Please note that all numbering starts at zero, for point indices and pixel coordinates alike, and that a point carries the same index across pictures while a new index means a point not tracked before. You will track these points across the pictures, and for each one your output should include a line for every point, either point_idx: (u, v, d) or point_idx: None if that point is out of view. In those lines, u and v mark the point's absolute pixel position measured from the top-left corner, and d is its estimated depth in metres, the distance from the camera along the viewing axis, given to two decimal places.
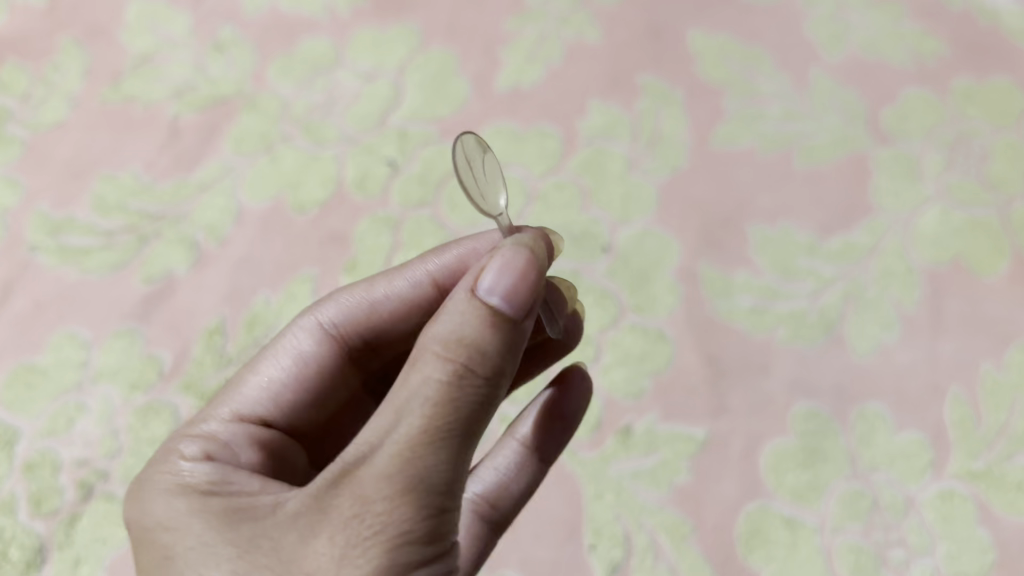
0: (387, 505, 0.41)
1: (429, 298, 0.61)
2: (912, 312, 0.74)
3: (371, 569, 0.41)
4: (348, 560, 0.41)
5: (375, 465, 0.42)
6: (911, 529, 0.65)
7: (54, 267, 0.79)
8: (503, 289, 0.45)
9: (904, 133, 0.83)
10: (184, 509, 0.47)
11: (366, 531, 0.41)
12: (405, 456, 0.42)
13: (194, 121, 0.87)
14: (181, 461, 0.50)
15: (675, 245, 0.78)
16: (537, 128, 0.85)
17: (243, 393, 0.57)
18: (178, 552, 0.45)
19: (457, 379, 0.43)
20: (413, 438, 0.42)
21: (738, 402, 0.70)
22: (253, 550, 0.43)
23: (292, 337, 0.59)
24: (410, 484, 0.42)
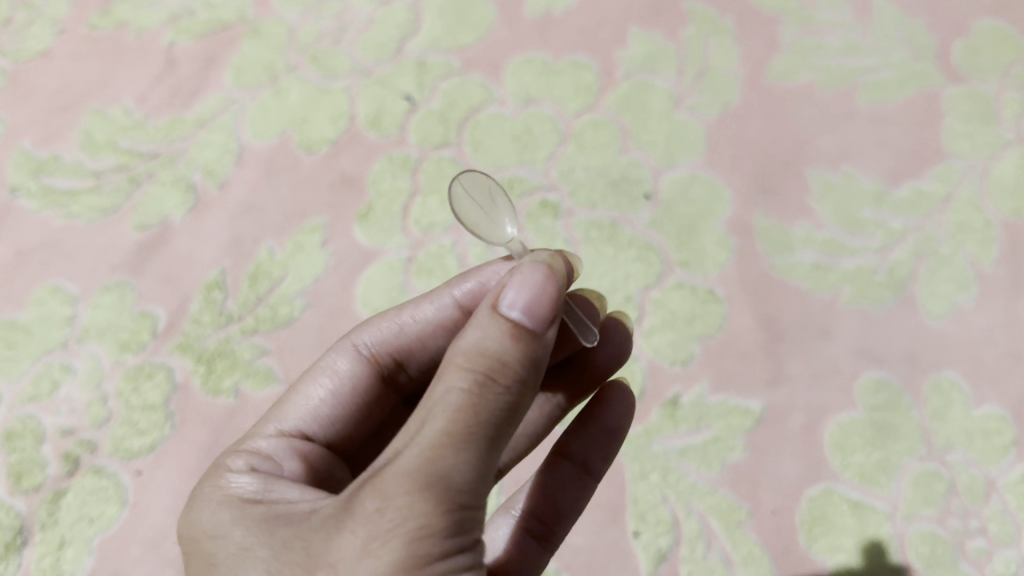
0: (408, 499, 0.34)
1: (459, 323, 0.53)
2: (990, 271, 0.65)
3: (390, 566, 0.34)
4: (370, 555, 0.34)
5: (399, 460, 0.35)
6: (992, 517, 0.58)
7: (37, 212, 0.71)
8: (524, 304, 0.39)
9: (979, 68, 0.73)
10: (218, 512, 0.41)
11: (388, 527, 0.34)
12: (430, 450, 0.35)
13: (191, 50, 0.78)
14: (227, 473, 0.44)
15: (725, 193, 0.70)
16: (571, 59, 0.76)
17: (283, 411, 0.50)
18: (219, 557, 0.39)
19: (481, 385, 0.36)
20: (438, 437, 0.35)
21: (798, 370, 0.63)
22: (284, 552, 0.36)
23: (330, 359, 0.52)
24: (435, 478, 0.34)
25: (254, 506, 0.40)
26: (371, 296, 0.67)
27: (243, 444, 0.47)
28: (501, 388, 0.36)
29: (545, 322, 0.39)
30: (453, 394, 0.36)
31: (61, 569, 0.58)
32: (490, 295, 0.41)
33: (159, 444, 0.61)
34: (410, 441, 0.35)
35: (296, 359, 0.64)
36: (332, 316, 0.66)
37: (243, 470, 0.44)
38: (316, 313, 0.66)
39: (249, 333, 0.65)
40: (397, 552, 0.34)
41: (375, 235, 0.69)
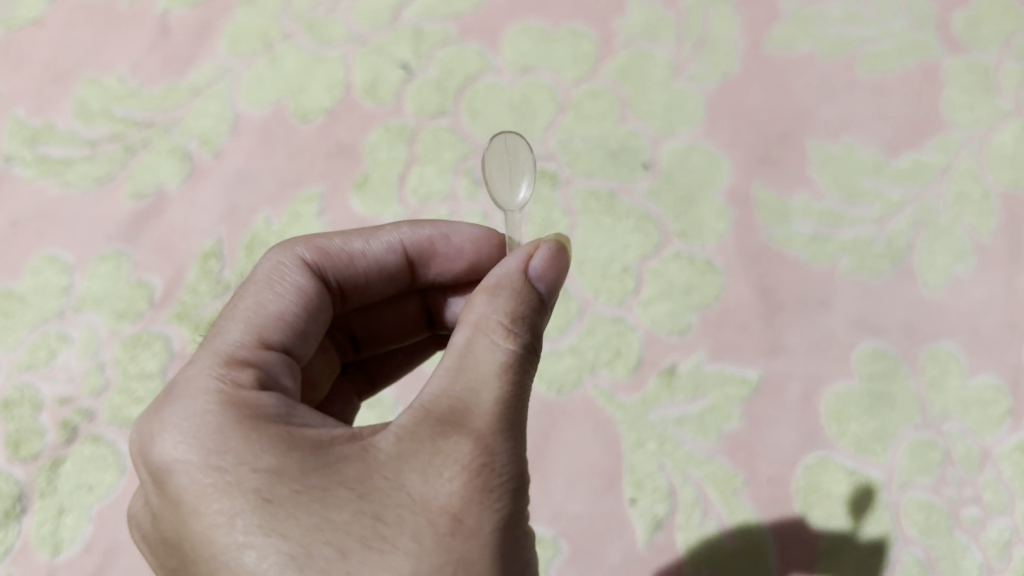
0: (507, 453, 0.36)
1: (400, 268, 0.54)
2: (988, 241, 0.65)
3: (501, 516, 0.35)
4: (485, 504, 0.35)
5: (487, 418, 0.36)
6: (987, 485, 0.58)
7: (32, 180, 0.71)
8: (553, 274, 0.42)
9: (979, 39, 0.73)
10: (252, 444, 0.37)
11: (494, 480, 0.35)
12: (511, 405, 0.37)
13: (186, 17, 0.77)
14: (228, 393, 0.39)
15: (724, 163, 0.69)
16: (569, 27, 0.76)
17: (235, 322, 0.45)
18: (274, 494, 0.35)
19: (533, 352, 0.39)
20: (515, 397, 0.37)
21: (796, 341, 0.63)
22: (371, 493, 0.35)
23: (281, 272, 0.47)
24: (517, 432, 0.37)
25: (281, 437, 0.37)
26: None
27: (214, 359, 0.42)
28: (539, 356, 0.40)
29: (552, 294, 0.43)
30: (516, 352, 0.38)
31: (60, 536, 0.58)
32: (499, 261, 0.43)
33: None
34: (486, 391, 0.37)
35: None
36: None
37: (242, 391, 0.40)
38: None
39: None
40: (507, 501, 0.35)
41: (372, 205, 0.69)
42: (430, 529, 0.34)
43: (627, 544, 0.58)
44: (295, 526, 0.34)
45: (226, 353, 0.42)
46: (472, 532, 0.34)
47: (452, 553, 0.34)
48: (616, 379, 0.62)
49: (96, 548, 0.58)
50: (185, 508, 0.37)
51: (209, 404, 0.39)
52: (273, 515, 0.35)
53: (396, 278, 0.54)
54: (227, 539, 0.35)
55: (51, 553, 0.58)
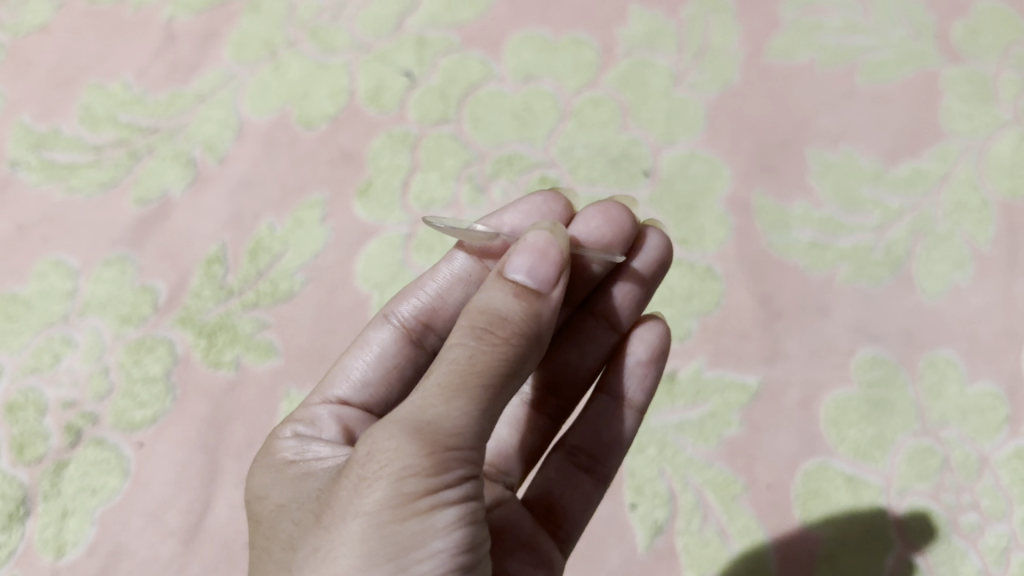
0: (394, 441, 0.36)
1: (477, 275, 0.53)
2: (986, 250, 0.66)
3: (378, 501, 0.36)
4: (362, 492, 0.36)
5: (398, 412, 0.38)
6: (985, 492, 0.58)
7: (38, 185, 0.71)
8: (527, 266, 0.40)
9: (978, 49, 0.73)
10: (272, 476, 0.44)
11: (376, 467, 0.36)
12: (425, 399, 0.37)
13: (191, 25, 0.78)
14: (277, 438, 0.47)
15: (724, 170, 0.70)
16: (571, 36, 0.76)
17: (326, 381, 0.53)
18: (263, 514, 0.42)
19: (471, 342, 0.38)
20: (430, 389, 0.37)
21: (795, 348, 0.63)
22: (309, 500, 0.40)
23: (364, 336, 0.54)
24: (424, 418, 0.37)
25: (291, 468, 0.43)
26: (370, 272, 0.67)
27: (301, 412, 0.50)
28: (491, 341, 0.38)
29: (546, 282, 0.40)
30: (448, 351, 0.38)
31: (63, 539, 0.58)
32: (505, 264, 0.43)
33: (160, 416, 0.62)
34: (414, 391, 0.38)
35: (296, 332, 0.65)
36: (332, 291, 0.66)
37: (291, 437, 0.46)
38: (316, 288, 0.66)
39: (249, 307, 0.65)
40: (381, 489, 0.36)
41: (374, 211, 0.69)
42: (321, 523, 0.38)
43: (627, 549, 0.58)
44: (263, 536, 0.41)
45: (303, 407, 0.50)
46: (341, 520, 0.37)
47: (325, 544, 0.37)
48: None
49: (99, 551, 0.58)
50: None
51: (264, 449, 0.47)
52: (256, 532, 0.42)
53: None
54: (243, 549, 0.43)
55: (54, 555, 0.58)
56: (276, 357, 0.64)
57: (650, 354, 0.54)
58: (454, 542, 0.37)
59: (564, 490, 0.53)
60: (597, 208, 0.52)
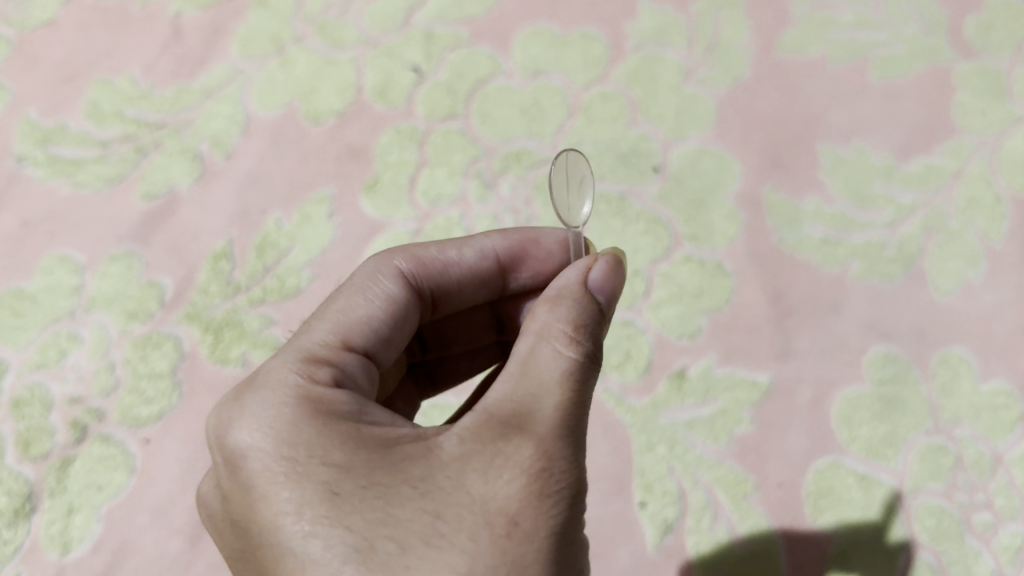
0: (566, 460, 0.37)
1: (489, 275, 0.53)
2: (1000, 246, 0.65)
3: (558, 523, 0.36)
4: (542, 509, 0.35)
5: (542, 420, 0.37)
6: (999, 490, 0.58)
7: (44, 181, 0.71)
8: (609, 292, 0.43)
9: (991, 44, 0.72)
10: (332, 439, 0.38)
11: (552, 486, 0.36)
12: (569, 412, 0.38)
13: (198, 20, 0.77)
14: (303, 386, 0.41)
15: (734, 167, 0.69)
16: (580, 31, 0.76)
17: (321, 323, 0.45)
18: (344, 488, 0.36)
19: (593, 359, 0.40)
20: (569, 402, 0.38)
21: (807, 344, 0.63)
22: (431, 491, 0.36)
23: (375, 278, 0.47)
24: (577, 435, 0.38)
25: (360, 434, 0.38)
26: None
27: (304, 354, 0.43)
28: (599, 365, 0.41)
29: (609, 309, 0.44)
30: (573, 362, 0.39)
31: (69, 536, 0.58)
32: (562, 273, 0.44)
33: (166, 412, 0.62)
34: (545, 399, 0.38)
35: None
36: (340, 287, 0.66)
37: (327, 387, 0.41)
38: (322, 284, 0.66)
39: (256, 303, 0.65)
40: (562, 510, 0.36)
41: (382, 207, 0.69)
42: (487, 529, 0.35)
43: (637, 547, 0.57)
44: (362, 522, 0.35)
45: (306, 350, 0.43)
46: (528, 534, 0.35)
47: (511, 555, 0.34)
48: (625, 382, 0.62)
49: (106, 547, 0.58)
50: (254, 494, 0.38)
51: (288, 395, 0.40)
52: (335, 511, 0.36)
53: (486, 282, 0.53)
54: (294, 524, 0.36)
55: (60, 552, 0.58)
56: None
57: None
58: None
59: None
60: None
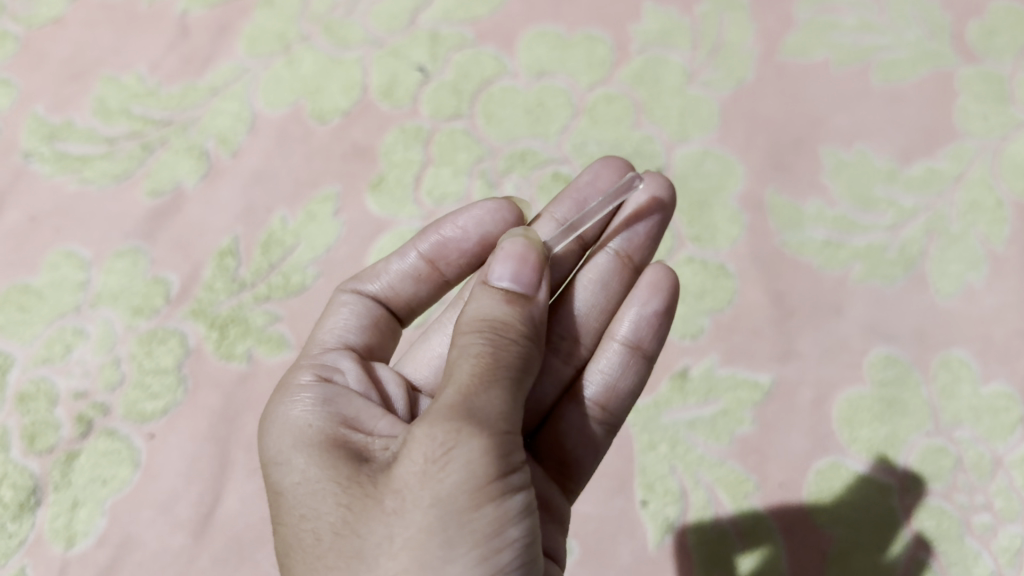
0: (455, 429, 0.36)
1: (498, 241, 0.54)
2: (1001, 251, 0.65)
3: (451, 493, 0.36)
4: (431, 480, 0.36)
5: (438, 404, 0.38)
6: (998, 493, 0.58)
7: (50, 177, 0.71)
8: (510, 274, 0.42)
9: (994, 50, 0.73)
10: (292, 439, 0.42)
11: (442, 456, 0.36)
12: (468, 386, 0.37)
13: (205, 18, 0.78)
14: (291, 389, 0.45)
15: (738, 169, 0.70)
16: (584, 32, 0.76)
17: (330, 329, 0.51)
18: (287, 486, 0.40)
19: (494, 336, 0.39)
20: (467, 376, 0.38)
21: (808, 346, 0.63)
22: (351, 480, 0.38)
23: (383, 278, 0.54)
24: (483, 403, 0.37)
25: (322, 433, 0.41)
26: None
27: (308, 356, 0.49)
28: (511, 337, 0.40)
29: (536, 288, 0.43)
30: (472, 347, 0.39)
31: (74, 529, 0.58)
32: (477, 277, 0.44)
33: (171, 407, 0.62)
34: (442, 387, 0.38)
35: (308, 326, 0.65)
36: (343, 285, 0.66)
37: (308, 389, 0.44)
38: (328, 282, 0.66)
39: (261, 300, 0.65)
40: (454, 476, 0.36)
41: (387, 206, 0.69)
42: (381, 511, 0.37)
43: (639, 545, 0.58)
44: (297, 517, 0.39)
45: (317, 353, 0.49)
46: (413, 508, 0.36)
47: (399, 532, 0.36)
48: None
49: (110, 541, 0.58)
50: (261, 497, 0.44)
51: (275, 398, 0.45)
52: (281, 507, 0.40)
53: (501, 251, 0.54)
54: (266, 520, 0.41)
55: (64, 546, 0.58)
56: (287, 350, 0.64)
57: (666, 304, 0.52)
58: (524, 532, 0.37)
59: (576, 444, 0.51)
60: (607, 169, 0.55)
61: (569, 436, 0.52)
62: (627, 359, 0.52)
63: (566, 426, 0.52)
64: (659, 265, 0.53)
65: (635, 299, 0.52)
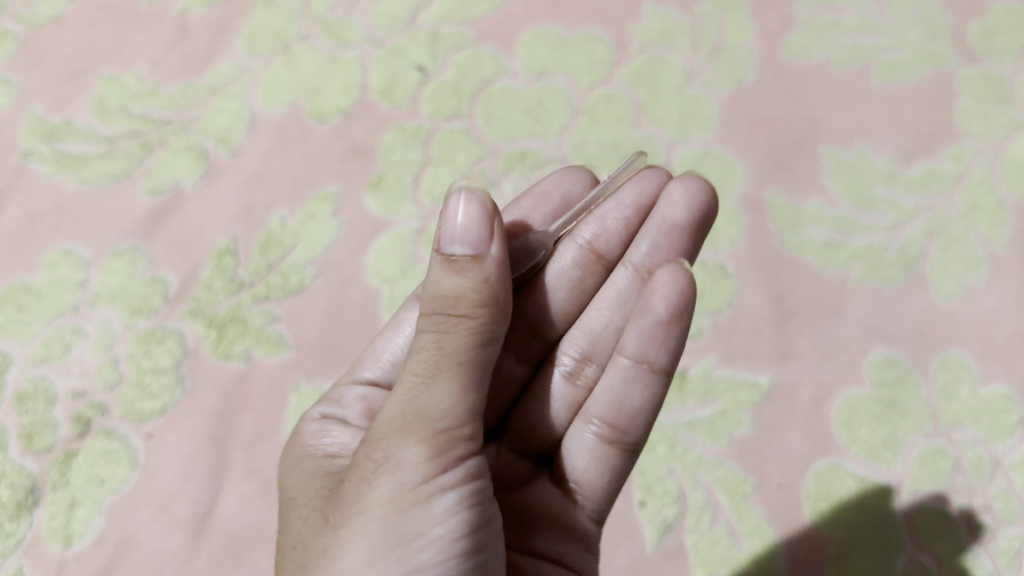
0: (387, 438, 0.39)
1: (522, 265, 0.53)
2: (1001, 252, 0.65)
3: (377, 501, 0.38)
4: (363, 490, 0.39)
5: (385, 406, 0.39)
6: (997, 494, 0.58)
7: (49, 176, 0.71)
8: (461, 235, 0.40)
9: (994, 50, 0.73)
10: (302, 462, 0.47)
11: (372, 465, 0.39)
12: (407, 389, 0.39)
13: (204, 17, 0.78)
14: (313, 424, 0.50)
15: (738, 169, 0.69)
16: (584, 32, 0.76)
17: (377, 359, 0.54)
18: (290, 499, 0.46)
19: (442, 324, 0.39)
20: (410, 377, 0.39)
21: (808, 347, 0.63)
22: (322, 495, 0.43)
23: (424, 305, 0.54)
24: (416, 403, 0.38)
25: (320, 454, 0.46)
26: (381, 266, 0.67)
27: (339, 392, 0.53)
28: (458, 317, 0.39)
29: (496, 246, 0.41)
30: (421, 340, 0.39)
31: (72, 529, 0.58)
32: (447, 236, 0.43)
33: (169, 407, 0.62)
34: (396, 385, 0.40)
35: (306, 326, 0.65)
36: (342, 285, 0.66)
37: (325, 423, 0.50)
38: (327, 281, 0.66)
39: (260, 300, 0.65)
40: (378, 486, 0.38)
41: (386, 205, 0.69)
42: (330, 519, 0.41)
43: (637, 546, 0.58)
44: (285, 529, 0.45)
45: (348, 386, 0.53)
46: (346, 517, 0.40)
47: (335, 540, 0.40)
48: None
49: (107, 541, 0.58)
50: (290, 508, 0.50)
51: (303, 431, 0.50)
52: (282, 517, 0.46)
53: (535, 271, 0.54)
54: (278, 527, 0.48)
55: (62, 545, 0.58)
56: (285, 349, 0.64)
57: (672, 313, 0.48)
58: (454, 531, 0.39)
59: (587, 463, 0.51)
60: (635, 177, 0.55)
61: (577, 456, 0.51)
62: (636, 375, 0.50)
63: (573, 442, 0.51)
64: (666, 272, 0.48)
65: (642, 311, 0.49)
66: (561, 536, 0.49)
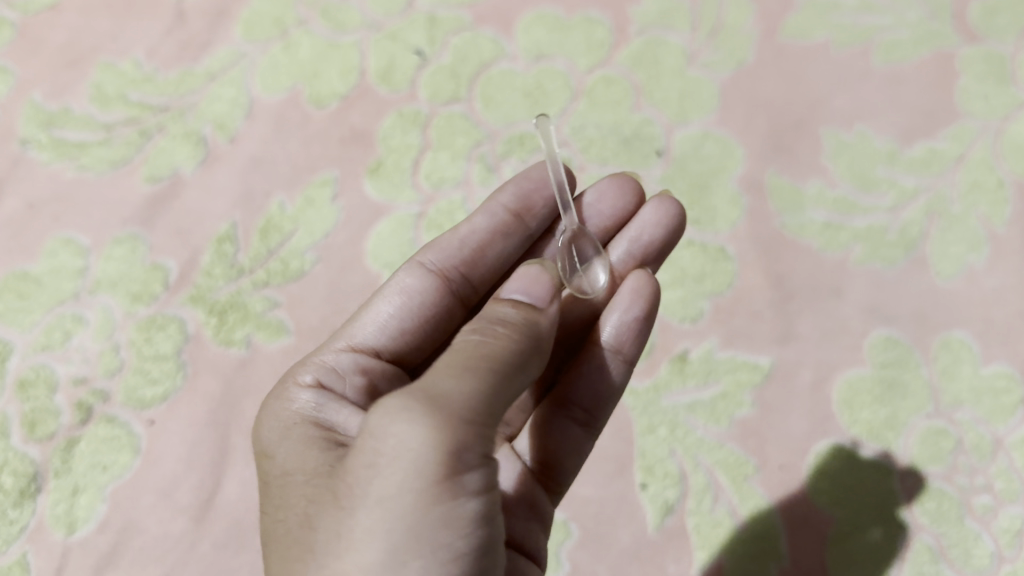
0: (411, 420, 0.35)
1: (511, 228, 0.55)
2: (1002, 232, 0.65)
3: (396, 489, 0.35)
4: (380, 477, 0.35)
5: (412, 386, 0.37)
6: (998, 474, 0.58)
7: (48, 164, 0.71)
8: (523, 287, 0.45)
9: (996, 29, 0.72)
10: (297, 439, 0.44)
11: (390, 450, 0.35)
12: (440, 375, 0.37)
13: (202, 3, 0.77)
14: (296, 391, 0.47)
15: (738, 151, 0.69)
16: (583, 14, 0.76)
17: (368, 323, 0.52)
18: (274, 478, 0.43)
19: (487, 337, 0.39)
20: (444, 367, 0.37)
21: (809, 329, 0.63)
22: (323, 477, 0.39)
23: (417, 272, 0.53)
24: (455, 392, 0.36)
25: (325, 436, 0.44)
26: (381, 251, 0.67)
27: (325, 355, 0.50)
28: (502, 339, 0.39)
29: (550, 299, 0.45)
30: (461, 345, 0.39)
31: (75, 516, 0.59)
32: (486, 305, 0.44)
33: (171, 393, 0.62)
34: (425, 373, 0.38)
35: (307, 311, 0.65)
36: (342, 270, 0.66)
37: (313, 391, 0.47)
38: (327, 267, 0.66)
39: (260, 286, 0.65)
40: (399, 475, 0.35)
41: (386, 190, 0.69)
42: (336, 503, 0.37)
43: (638, 527, 0.58)
44: (271, 511, 0.41)
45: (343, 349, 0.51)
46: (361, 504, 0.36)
47: (346, 528, 0.36)
48: None
49: (111, 527, 0.58)
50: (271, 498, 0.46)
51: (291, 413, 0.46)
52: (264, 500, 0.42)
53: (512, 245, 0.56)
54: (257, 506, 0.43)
55: (65, 532, 0.58)
56: (286, 335, 0.64)
57: (647, 308, 0.52)
58: (473, 539, 0.36)
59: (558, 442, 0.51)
60: (610, 181, 0.57)
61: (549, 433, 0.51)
62: (608, 363, 0.52)
63: (545, 421, 0.52)
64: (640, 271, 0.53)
65: (617, 303, 0.52)
66: (527, 516, 0.48)
